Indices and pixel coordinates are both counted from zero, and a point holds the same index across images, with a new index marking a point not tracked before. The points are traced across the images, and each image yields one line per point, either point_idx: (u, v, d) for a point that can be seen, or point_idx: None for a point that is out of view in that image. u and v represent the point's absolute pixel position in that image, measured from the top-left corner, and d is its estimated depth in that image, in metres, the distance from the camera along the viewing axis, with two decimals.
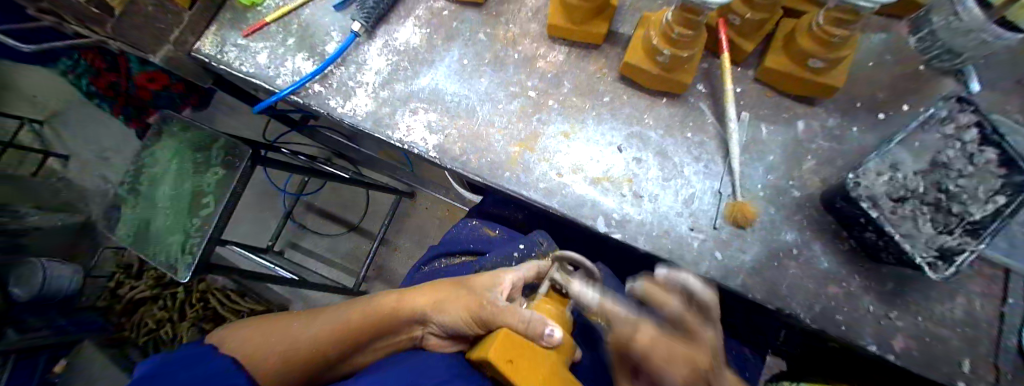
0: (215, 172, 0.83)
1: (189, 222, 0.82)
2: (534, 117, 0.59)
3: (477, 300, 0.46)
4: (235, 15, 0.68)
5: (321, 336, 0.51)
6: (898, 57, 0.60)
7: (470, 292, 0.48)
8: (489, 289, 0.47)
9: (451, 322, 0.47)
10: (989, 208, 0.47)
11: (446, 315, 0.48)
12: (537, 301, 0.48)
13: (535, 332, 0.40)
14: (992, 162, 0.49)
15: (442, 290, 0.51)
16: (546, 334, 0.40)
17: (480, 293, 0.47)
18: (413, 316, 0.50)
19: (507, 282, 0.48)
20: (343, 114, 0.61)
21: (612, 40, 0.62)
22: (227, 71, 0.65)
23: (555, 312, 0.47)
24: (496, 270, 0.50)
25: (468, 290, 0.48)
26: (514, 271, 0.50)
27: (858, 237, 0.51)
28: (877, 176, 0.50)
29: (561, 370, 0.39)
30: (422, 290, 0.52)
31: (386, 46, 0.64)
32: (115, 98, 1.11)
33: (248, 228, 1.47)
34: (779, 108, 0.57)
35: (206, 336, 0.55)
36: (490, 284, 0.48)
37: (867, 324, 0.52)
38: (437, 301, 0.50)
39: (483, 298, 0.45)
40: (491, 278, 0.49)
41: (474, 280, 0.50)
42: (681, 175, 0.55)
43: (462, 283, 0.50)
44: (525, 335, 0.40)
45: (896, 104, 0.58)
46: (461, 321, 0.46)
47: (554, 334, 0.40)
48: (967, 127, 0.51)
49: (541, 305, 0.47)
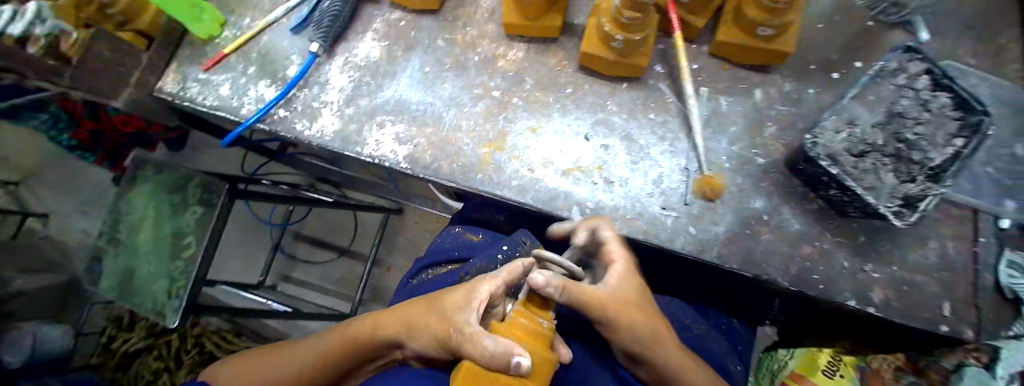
0: (193, 211, 0.83)
1: (171, 266, 0.81)
2: (500, 116, 0.60)
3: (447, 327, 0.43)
4: (194, 50, 0.69)
5: (304, 365, 0.52)
6: (845, 18, 0.62)
7: (439, 316, 0.46)
8: (461, 310, 0.44)
9: (424, 348, 0.46)
10: (944, 153, 0.48)
11: (417, 341, 0.47)
12: (511, 314, 0.41)
13: (501, 364, 0.35)
14: (947, 107, 0.51)
15: (414, 313, 0.49)
16: (514, 364, 0.35)
17: (450, 317, 0.44)
18: (389, 342, 0.50)
19: (484, 294, 0.44)
20: (311, 136, 0.61)
21: (569, 32, 0.63)
22: (191, 107, 0.65)
23: (528, 325, 0.39)
24: (471, 282, 0.47)
25: (437, 311, 0.46)
26: (492, 279, 0.46)
27: (825, 196, 0.53)
28: (835, 134, 0.51)
29: None
30: (395, 311, 0.51)
31: (347, 63, 0.64)
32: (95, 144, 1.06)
33: (237, 264, 1.45)
34: (736, 80, 0.59)
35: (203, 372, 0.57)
36: (461, 303, 0.45)
37: (844, 280, 0.53)
38: (410, 326, 0.48)
39: (453, 325, 0.43)
40: (466, 296, 0.45)
41: (445, 299, 0.47)
42: (649, 157, 0.56)
43: (435, 303, 0.48)
44: (491, 369, 0.36)
45: (847, 64, 0.60)
46: (433, 346, 0.45)
47: (524, 364, 0.34)
48: (919, 75, 0.53)
49: (515, 320, 0.40)
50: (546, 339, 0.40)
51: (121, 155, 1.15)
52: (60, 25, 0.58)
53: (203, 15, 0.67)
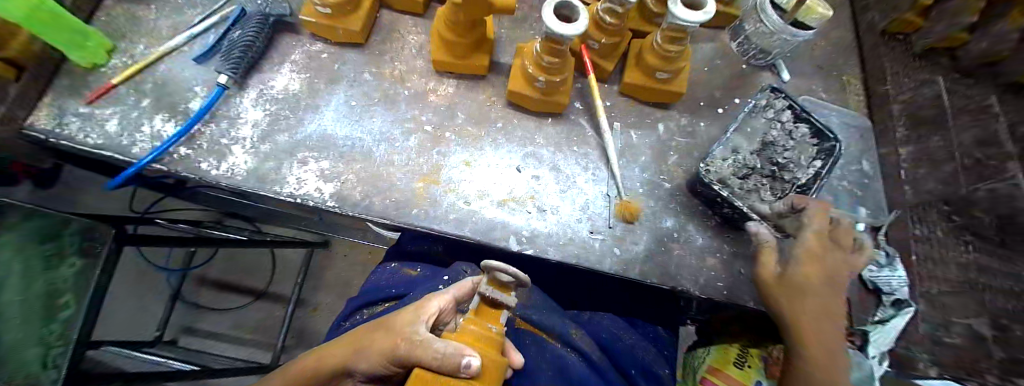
0: (68, 264, 0.60)
1: (41, 333, 0.57)
2: (433, 151, 0.61)
3: (398, 340, 0.42)
4: (72, 81, 0.60)
5: None
6: (726, 59, 0.74)
7: (387, 332, 0.45)
8: (411, 323, 0.44)
9: (372, 369, 0.44)
10: (784, 202, 0.53)
11: (364, 363, 0.45)
12: (464, 322, 0.41)
13: (449, 363, 0.35)
14: (807, 135, 0.62)
15: (358, 338, 0.47)
16: (464, 364, 0.35)
17: (398, 330, 0.44)
18: (334, 373, 0.47)
19: (432, 309, 0.46)
20: (219, 175, 0.56)
21: (495, 70, 0.67)
22: (69, 147, 0.56)
23: (477, 331, 0.39)
24: (421, 300, 0.48)
25: (385, 329, 0.45)
26: (441, 295, 0.48)
27: (720, 213, 0.60)
28: (723, 160, 0.60)
29: None
30: (340, 343, 0.48)
31: (262, 95, 0.62)
32: None
33: (126, 321, 1.24)
34: (643, 115, 0.66)
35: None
36: (411, 318, 0.45)
37: (745, 286, 0.58)
38: (354, 351, 0.46)
39: (403, 335, 0.42)
40: (415, 312, 0.46)
41: (394, 318, 0.46)
42: (575, 185, 0.61)
43: (381, 323, 0.46)
44: (439, 373, 0.35)
45: (729, 99, 0.70)
46: (381, 365, 0.43)
47: (472, 363, 0.35)
48: (784, 109, 0.63)
49: (466, 327, 0.40)
50: (495, 342, 0.39)
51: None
52: None
53: (88, 41, 0.59)
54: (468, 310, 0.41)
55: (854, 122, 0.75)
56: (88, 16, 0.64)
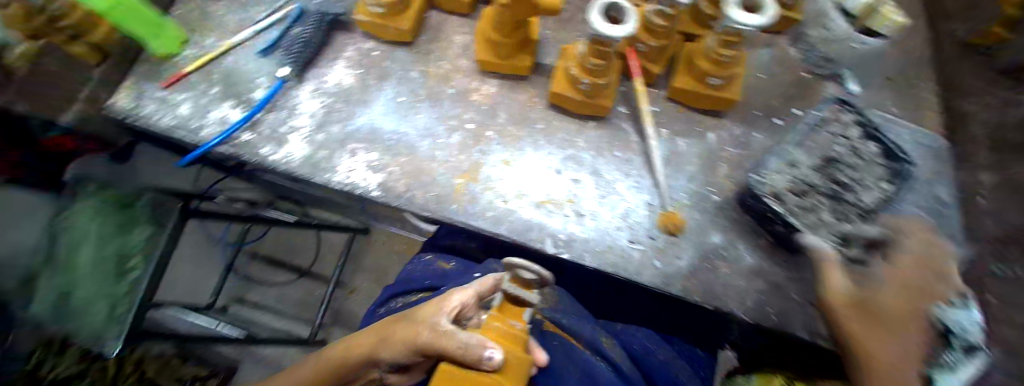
0: (141, 231, 0.80)
1: (114, 290, 0.76)
2: (475, 149, 0.61)
3: (420, 332, 0.43)
4: (150, 68, 0.65)
5: None
6: (788, 68, 0.69)
7: (408, 323, 0.46)
8: (433, 315, 0.45)
9: (396, 358, 0.45)
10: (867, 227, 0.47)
11: (389, 353, 0.46)
12: (487, 319, 0.42)
13: (473, 355, 0.36)
14: (875, 154, 0.57)
15: (382, 327, 0.48)
16: (486, 357, 0.36)
17: (420, 321, 0.45)
18: (360, 363, 0.48)
19: (453, 302, 0.46)
20: (276, 161, 0.59)
21: (539, 72, 0.66)
22: (145, 127, 0.61)
23: (501, 328, 0.40)
24: (444, 295, 0.48)
25: (408, 320, 0.46)
26: (464, 289, 0.48)
27: (773, 232, 0.56)
28: (779, 174, 0.56)
29: None
30: (367, 332, 0.49)
31: (317, 89, 0.64)
32: None
33: (184, 287, 1.35)
34: (692, 123, 0.63)
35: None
36: (434, 311, 0.46)
37: (796, 313, 0.55)
38: (379, 340, 0.47)
39: (425, 326, 0.44)
40: (437, 304, 0.46)
41: (416, 312, 0.47)
42: (616, 191, 0.59)
43: (406, 315, 0.47)
44: (463, 365, 0.36)
45: (789, 110, 0.66)
46: (405, 355, 0.44)
47: (494, 356, 0.36)
48: (850, 125, 0.59)
49: (489, 323, 0.41)
50: (518, 338, 0.40)
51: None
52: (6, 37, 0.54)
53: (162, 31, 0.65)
54: (492, 307, 0.43)
55: (931, 141, 0.68)
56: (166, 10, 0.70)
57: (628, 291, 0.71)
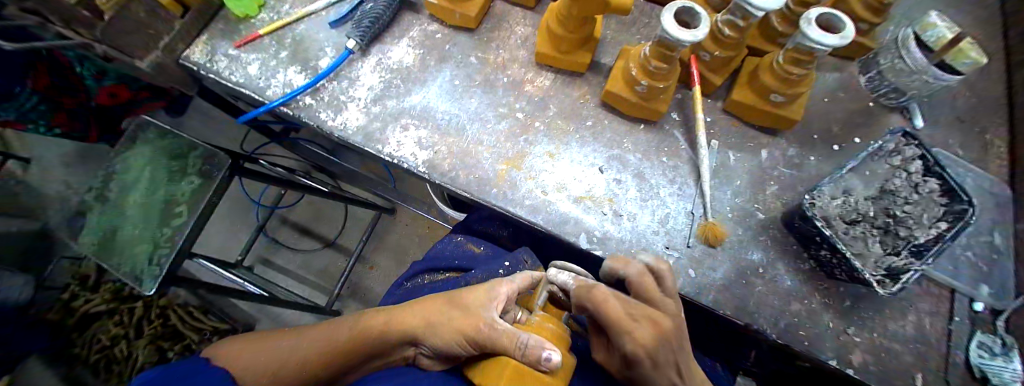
0: (191, 181, 0.83)
1: (158, 233, 0.80)
2: (521, 138, 0.62)
3: (472, 323, 0.45)
4: (228, 26, 0.69)
5: (313, 360, 0.51)
6: (851, 94, 0.67)
7: (461, 311, 0.48)
8: (484, 307, 0.46)
9: (443, 344, 0.47)
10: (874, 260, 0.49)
11: (436, 337, 0.48)
12: (538, 318, 0.45)
13: (534, 357, 0.38)
14: (935, 192, 0.55)
15: (431, 309, 0.50)
16: (544, 358, 0.38)
17: (473, 312, 0.46)
18: (403, 337, 0.50)
19: (502, 295, 0.47)
20: (333, 127, 0.62)
21: (596, 69, 0.66)
22: (215, 80, 0.66)
23: (555, 331, 0.43)
24: (492, 283, 0.49)
25: (460, 308, 0.48)
26: (509, 282, 0.48)
27: (815, 256, 0.55)
28: (831, 199, 0.55)
29: None
30: (414, 309, 0.51)
31: (379, 64, 0.67)
32: (81, 130, 0.93)
33: (217, 241, 1.42)
34: (745, 138, 0.62)
35: (202, 352, 0.55)
36: (484, 300, 0.47)
37: (827, 340, 0.54)
38: (427, 322, 0.49)
39: (479, 319, 0.45)
40: (487, 292, 0.48)
41: (466, 297, 0.49)
42: (657, 197, 0.58)
43: (454, 301, 0.49)
44: (521, 361, 0.39)
45: (848, 137, 0.64)
46: (452, 342, 0.46)
47: (553, 359, 0.38)
48: (912, 159, 0.56)
49: (541, 323, 0.44)
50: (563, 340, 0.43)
51: (120, 129, 1.01)
52: None
53: None
54: (539, 307, 0.46)
55: (991, 188, 0.66)
56: None
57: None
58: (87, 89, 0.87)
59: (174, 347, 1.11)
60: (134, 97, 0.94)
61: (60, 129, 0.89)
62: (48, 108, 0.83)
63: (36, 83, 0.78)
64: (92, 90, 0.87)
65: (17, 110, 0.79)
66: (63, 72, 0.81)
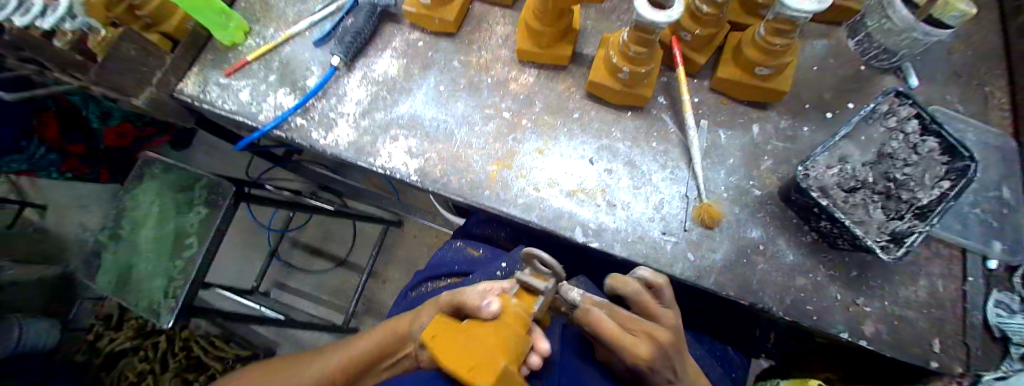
0: (198, 211, 0.84)
1: (171, 266, 0.81)
2: (510, 137, 0.62)
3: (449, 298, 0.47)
4: (216, 55, 0.71)
5: (322, 370, 0.49)
6: (841, 60, 0.66)
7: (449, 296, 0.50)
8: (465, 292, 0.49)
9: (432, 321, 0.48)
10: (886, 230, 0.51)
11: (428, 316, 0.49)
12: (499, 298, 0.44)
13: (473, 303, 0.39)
14: (935, 150, 0.53)
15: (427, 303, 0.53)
16: (482, 305, 0.39)
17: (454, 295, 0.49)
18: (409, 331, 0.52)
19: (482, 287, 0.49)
20: (325, 145, 0.63)
21: (578, 62, 0.66)
22: (209, 110, 0.67)
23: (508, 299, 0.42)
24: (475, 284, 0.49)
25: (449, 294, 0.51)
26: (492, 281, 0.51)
27: (817, 228, 0.54)
28: (827, 168, 0.54)
29: (485, 345, 0.35)
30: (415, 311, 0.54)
31: (365, 78, 0.67)
32: (88, 173, 0.94)
33: (232, 269, 1.44)
34: (735, 115, 0.62)
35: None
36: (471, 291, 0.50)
37: (836, 312, 0.53)
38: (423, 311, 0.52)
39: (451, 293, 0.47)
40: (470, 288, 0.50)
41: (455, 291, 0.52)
42: (650, 183, 0.58)
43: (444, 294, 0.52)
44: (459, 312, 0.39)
45: (841, 103, 0.63)
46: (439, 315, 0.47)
47: (489, 304, 0.39)
48: (908, 119, 0.56)
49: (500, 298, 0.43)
50: (522, 318, 0.40)
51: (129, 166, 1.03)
52: (88, 23, 0.65)
53: (229, 22, 0.69)
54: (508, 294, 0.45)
55: (995, 142, 0.64)
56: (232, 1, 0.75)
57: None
58: (95, 134, 0.90)
59: (198, 378, 1.13)
60: (139, 134, 0.97)
61: (70, 172, 0.91)
62: (57, 155, 0.86)
63: (43, 131, 0.81)
64: (100, 134, 0.90)
65: (27, 161, 0.82)
66: (70, 118, 0.85)
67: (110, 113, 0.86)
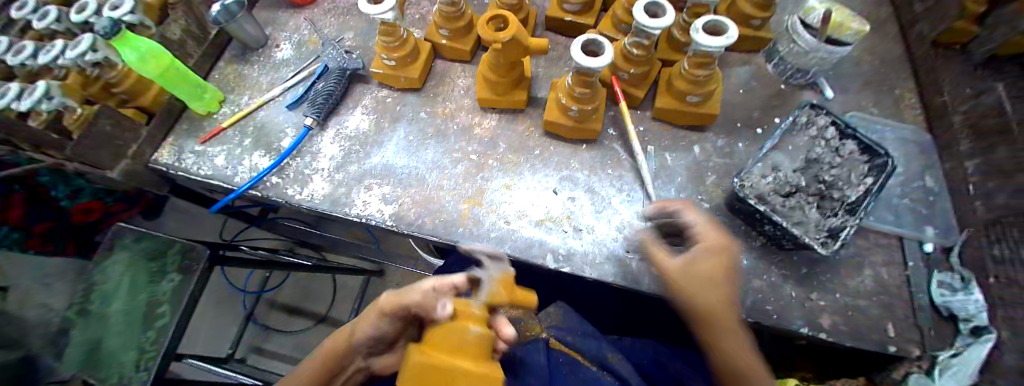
0: (170, 278, 0.85)
1: (142, 338, 0.80)
2: (478, 176, 0.66)
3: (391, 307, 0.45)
4: (190, 125, 0.74)
5: None
6: (764, 83, 0.75)
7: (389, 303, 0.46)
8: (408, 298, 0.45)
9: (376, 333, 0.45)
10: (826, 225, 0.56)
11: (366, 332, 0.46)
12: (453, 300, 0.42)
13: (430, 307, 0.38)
14: (855, 151, 0.61)
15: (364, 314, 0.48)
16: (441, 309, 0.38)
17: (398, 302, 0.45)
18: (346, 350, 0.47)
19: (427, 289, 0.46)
20: (301, 199, 0.66)
21: (534, 104, 0.73)
22: (185, 177, 0.69)
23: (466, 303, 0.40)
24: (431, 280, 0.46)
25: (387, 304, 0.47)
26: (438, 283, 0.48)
27: (763, 232, 0.59)
28: (761, 177, 0.59)
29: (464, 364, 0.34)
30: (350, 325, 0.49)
31: (338, 134, 0.72)
32: (52, 250, 0.91)
33: (204, 338, 1.38)
34: (677, 139, 0.68)
35: None
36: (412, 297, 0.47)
37: (795, 309, 0.57)
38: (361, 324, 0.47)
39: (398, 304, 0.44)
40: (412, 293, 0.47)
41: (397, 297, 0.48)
42: (610, 206, 0.63)
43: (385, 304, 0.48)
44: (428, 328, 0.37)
45: (769, 120, 0.71)
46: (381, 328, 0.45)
47: (447, 307, 0.38)
48: (827, 127, 0.63)
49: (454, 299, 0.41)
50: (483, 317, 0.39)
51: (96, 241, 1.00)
52: (65, 101, 0.63)
53: (204, 94, 0.73)
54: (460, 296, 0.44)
55: (912, 138, 0.72)
56: (206, 75, 0.79)
57: (641, 302, 0.76)
58: (65, 211, 0.90)
59: None
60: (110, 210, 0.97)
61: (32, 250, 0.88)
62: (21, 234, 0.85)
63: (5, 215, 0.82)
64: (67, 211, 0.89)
65: None
66: (35, 196, 0.85)
67: (81, 190, 0.88)
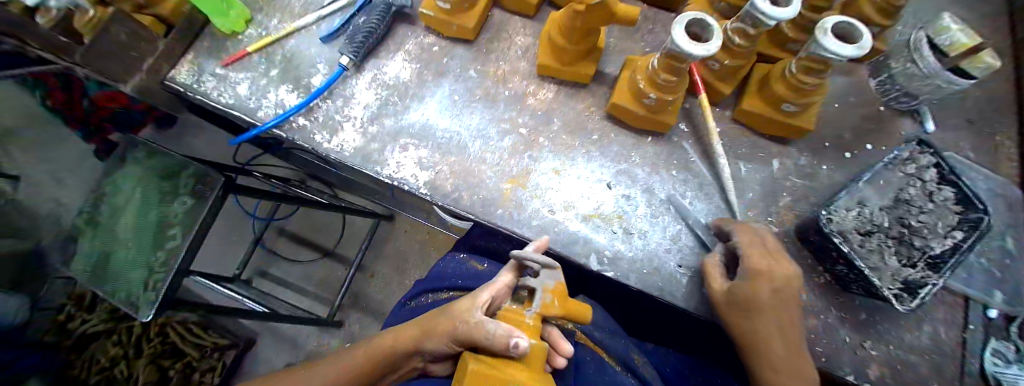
0: (182, 201, 0.79)
1: (152, 257, 0.76)
2: (525, 154, 0.60)
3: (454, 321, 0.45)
4: (214, 43, 0.66)
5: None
6: (861, 98, 0.65)
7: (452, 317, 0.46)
8: (470, 309, 0.45)
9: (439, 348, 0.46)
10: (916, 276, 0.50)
11: (431, 342, 0.46)
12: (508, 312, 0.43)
13: (503, 343, 0.38)
14: (949, 200, 0.54)
15: (426, 319, 0.48)
16: (513, 345, 0.38)
17: (459, 315, 0.45)
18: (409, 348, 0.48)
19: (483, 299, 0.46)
20: (329, 149, 0.60)
21: (600, 81, 0.64)
22: (203, 101, 0.63)
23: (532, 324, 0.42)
24: (476, 290, 0.48)
25: (446, 315, 0.46)
26: (493, 283, 0.48)
27: (831, 271, 0.55)
28: (846, 211, 0.53)
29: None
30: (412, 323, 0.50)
31: (375, 80, 0.64)
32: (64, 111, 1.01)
33: (212, 257, 1.39)
34: (756, 148, 0.61)
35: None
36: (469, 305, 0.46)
37: (844, 354, 0.53)
38: (422, 329, 0.48)
39: (461, 319, 0.44)
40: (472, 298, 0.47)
41: (457, 304, 0.47)
42: (668, 212, 0.57)
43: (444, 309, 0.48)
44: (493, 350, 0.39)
45: (859, 144, 0.62)
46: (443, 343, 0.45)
47: (521, 344, 0.38)
48: (927, 167, 0.55)
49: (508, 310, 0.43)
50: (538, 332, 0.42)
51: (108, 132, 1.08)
52: (77, 1, 0.56)
53: (230, 10, 0.65)
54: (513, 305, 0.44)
55: (1004, 190, 0.64)
56: None
57: (641, 301, 0.73)
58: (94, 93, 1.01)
59: (174, 365, 1.13)
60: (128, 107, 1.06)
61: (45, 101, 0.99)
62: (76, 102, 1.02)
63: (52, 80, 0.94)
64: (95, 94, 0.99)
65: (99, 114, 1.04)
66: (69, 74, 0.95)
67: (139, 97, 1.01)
